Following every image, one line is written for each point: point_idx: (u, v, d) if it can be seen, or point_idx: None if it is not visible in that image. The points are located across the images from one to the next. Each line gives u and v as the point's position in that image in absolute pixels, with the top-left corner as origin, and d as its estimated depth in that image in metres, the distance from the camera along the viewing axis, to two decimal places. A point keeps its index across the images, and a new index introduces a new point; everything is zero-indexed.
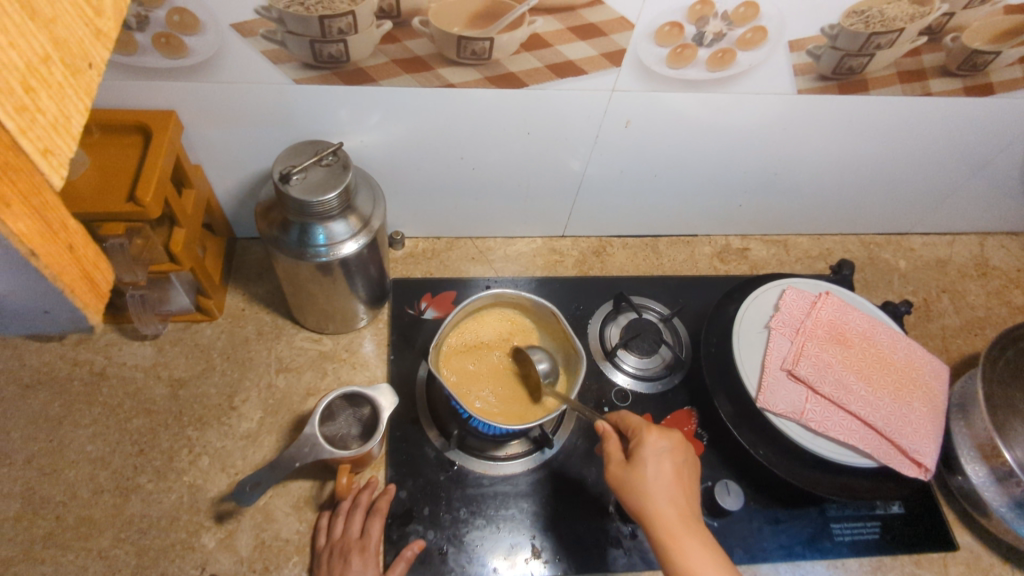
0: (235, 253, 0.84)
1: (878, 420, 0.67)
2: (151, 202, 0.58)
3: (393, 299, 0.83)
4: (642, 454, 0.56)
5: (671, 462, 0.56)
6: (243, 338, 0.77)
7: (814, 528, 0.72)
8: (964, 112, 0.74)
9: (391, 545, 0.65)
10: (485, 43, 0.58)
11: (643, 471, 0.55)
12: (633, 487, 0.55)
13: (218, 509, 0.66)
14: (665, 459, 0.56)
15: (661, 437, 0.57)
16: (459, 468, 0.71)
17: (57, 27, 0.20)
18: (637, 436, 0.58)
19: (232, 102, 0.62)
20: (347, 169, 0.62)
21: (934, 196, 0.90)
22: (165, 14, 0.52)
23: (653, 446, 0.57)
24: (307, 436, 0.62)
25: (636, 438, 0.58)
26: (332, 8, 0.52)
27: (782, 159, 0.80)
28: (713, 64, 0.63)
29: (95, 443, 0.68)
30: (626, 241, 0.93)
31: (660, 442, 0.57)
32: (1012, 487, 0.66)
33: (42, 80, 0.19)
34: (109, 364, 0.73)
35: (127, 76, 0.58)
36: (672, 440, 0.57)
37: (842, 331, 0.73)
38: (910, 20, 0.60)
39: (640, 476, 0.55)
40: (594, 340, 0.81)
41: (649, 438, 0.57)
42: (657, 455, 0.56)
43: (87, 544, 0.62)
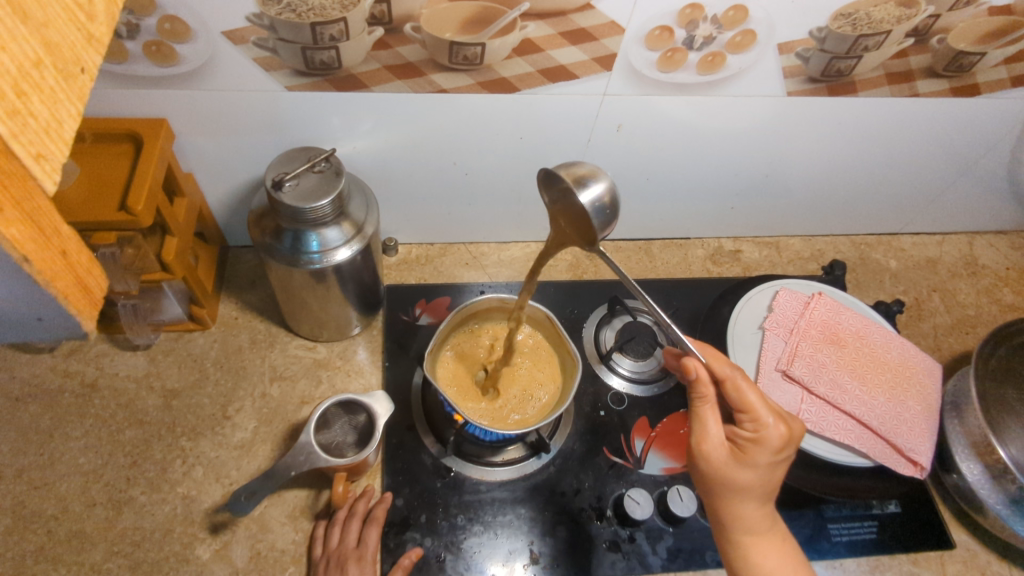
0: (227, 261, 0.84)
1: (873, 419, 0.67)
2: (143, 211, 0.58)
3: (387, 305, 0.82)
4: (755, 457, 0.53)
5: (782, 465, 0.54)
6: (237, 347, 0.77)
7: (812, 529, 0.72)
8: (951, 113, 0.74)
9: (389, 553, 0.65)
10: (476, 49, 0.58)
11: (748, 475, 0.53)
12: (731, 486, 0.53)
13: (213, 520, 0.65)
14: (779, 465, 0.54)
15: (784, 441, 0.53)
16: (455, 475, 0.70)
17: (49, 31, 0.19)
18: (761, 438, 0.53)
19: (224, 109, 0.62)
20: (340, 176, 0.62)
21: (923, 196, 0.91)
22: (156, 22, 0.52)
23: (773, 451, 0.53)
24: (303, 444, 0.62)
25: (757, 437, 0.53)
26: (323, 15, 0.52)
27: (774, 160, 0.81)
28: (703, 67, 0.63)
29: (87, 455, 0.67)
30: (619, 245, 0.94)
31: (780, 450, 0.53)
32: (1007, 484, 0.66)
33: (35, 85, 0.19)
34: (100, 375, 0.72)
35: (117, 85, 0.57)
36: (791, 447, 0.54)
37: (836, 331, 0.74)
38: (897, 22, 0.61)
39: (743, 480, 0.53)
40: (589, 344, 0.81)
41: (773, 446, 0.53)
42: (769, 463, 0.53)
43: (80, 558, 0.61)
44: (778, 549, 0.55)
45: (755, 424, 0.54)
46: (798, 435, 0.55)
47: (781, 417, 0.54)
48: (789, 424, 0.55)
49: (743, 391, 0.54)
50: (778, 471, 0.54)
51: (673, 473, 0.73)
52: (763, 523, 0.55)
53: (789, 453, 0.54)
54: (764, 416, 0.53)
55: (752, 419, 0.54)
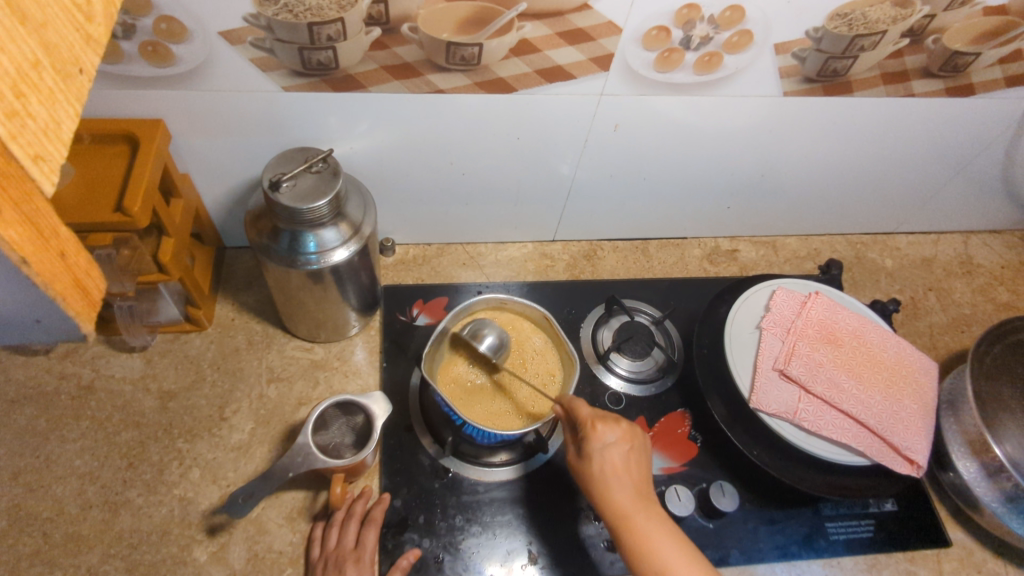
0: (224, 262, 0.83)
1: (870, 418, 0.67)
2: (139, 212, 0.58)
3: (385, 306, 0.82)
4: (588, 449, 0.58)
5: (618, 453, 0.57)
6: (233, 348, 0.76)
7: (809, 528, 0.72)
8: (945, 112, 0.75)
9: (387, 554, 0.65)
10: (473, 49, 0.58)
11: (591, 466, 0.57)
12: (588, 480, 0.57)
13: (211, 522, 0.65)
14: (611, 451, 0.57)
15: (606, 429, 0.58)
16: (453, 475, 0.70)
17: (47, 32, 0.19)
18: (583, 430, 0.59)
19: (220, 109, 0.62)
20: (337, 176, 0.61)
21: (917, 195, 0.92)
22: (152, 22, 0.52)
23: (597, 437, 0.58)
24: (301, 445, 0.61)
25: (582, 432, 0.59)
26: (321, 16, 0.52)
27: (769, 161, 0.81)
28: (700, 67, 0.63)
29: (84, 458, 0.67)
30: (616, 245, 0.94)
31: (603, 436, 0.58)
32: (1003, 482, 0.67)
33: (32, 86, 0.19)
34: (96, 377, 0.72)
35: (112, 86, 0.57)
36: (618, 433, 0.58)
37: (833, 331, 0.74)
38: (892, 22, 0.61)
39: (589, 472, 0.57)
40: (587, 344, 0.81)
41: (595, 433, 0.58)
42: (602, 449, 0.57)
43: (76, 561, 0.61)
44: (664, 535, 0.53)
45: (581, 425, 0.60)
46: (632, 428, 0.59)
47: (606, 416, 0.60)
48: (617, 420, 0.60)
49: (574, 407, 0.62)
50: (615, 456, 0.57)
51: (671, 472, 0.73)
52: (632, 506, 0.55)
53: (621, 442, 0.58)
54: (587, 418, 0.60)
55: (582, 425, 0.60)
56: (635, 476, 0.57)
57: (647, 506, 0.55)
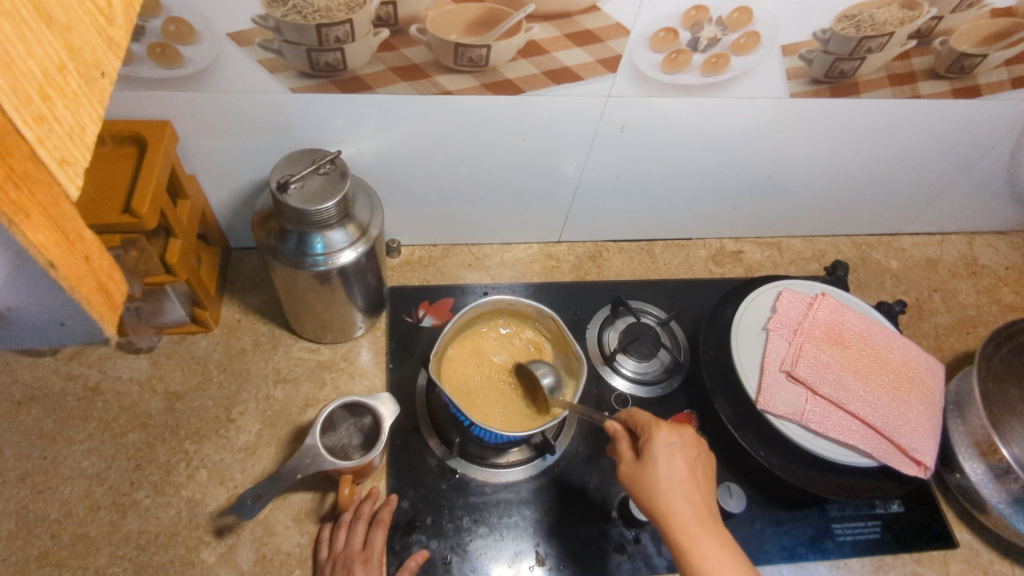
0: (230, 263, 0.83)
1: (876, 419, 0.67)
2: (148, 213, 0.58)
3: (391, 307, 0.82)
4: (652, 451, 0.56)
5: (683, 458, 0.55)
6: (240, 349, 0.76)
7: (816, 529, 0.72)
8: (952, 113, 0.75)
9: (394, 556, 0.65)
10: (482, 51, 0.58)
11: (654, 469, 0.55)
12: (646, 484, 0.55)
13: (218, 523, 0.65)
14: (677, 454, 0.55)
15: (673, 433, 0.57)
16: (460, 477, 0.70)
17: (72, 35, 0.19)
18: (646, 432, 0.57)
19: (228, 110, 0.62)
20: (345, 177, 0.61)
21: (923, 196, 0.92)
22: (161, 24, 0.52)
23: (666, 441, 0.56)
24: (308, 446, 0.62)
25: (646, 435, 0.57)
26: (330, 17, 0.52)
27: (775, 162, 0.81)
28: (707, 69, 0.63)
29: (91, 459, 0.67)
30: (621, 246, 0.94)
31: (669, 438, 0.56)
32: (1010, 483, 0.67)
33: (58, 89, 0.19)
34: (103, 378, 0.72)
35: (121, 87, 0.57)
36: (685, 437, 0.57)
37: (839, 332, 0.74)
38: (899, 24, 0.61)
39: (652, 475, 0.55)
40: (593, 345, 0.81)
41: (662, 436, 0.56)
42: (669, 453, 0.55)
43: (84, 562, 0.61)
44: (722, 546, 0.51)
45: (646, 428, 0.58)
46: (697, 437, 0.58)
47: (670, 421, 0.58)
48: (683, 426, 0.58)
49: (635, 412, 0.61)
50: (680, 459, 0.55)
51: None
52: (691, 515, 0.52)
53: (688, 447, 0.56)
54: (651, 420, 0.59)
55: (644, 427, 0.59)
56: (700, 486, 0.55)
57: (706, 515, 0.53)
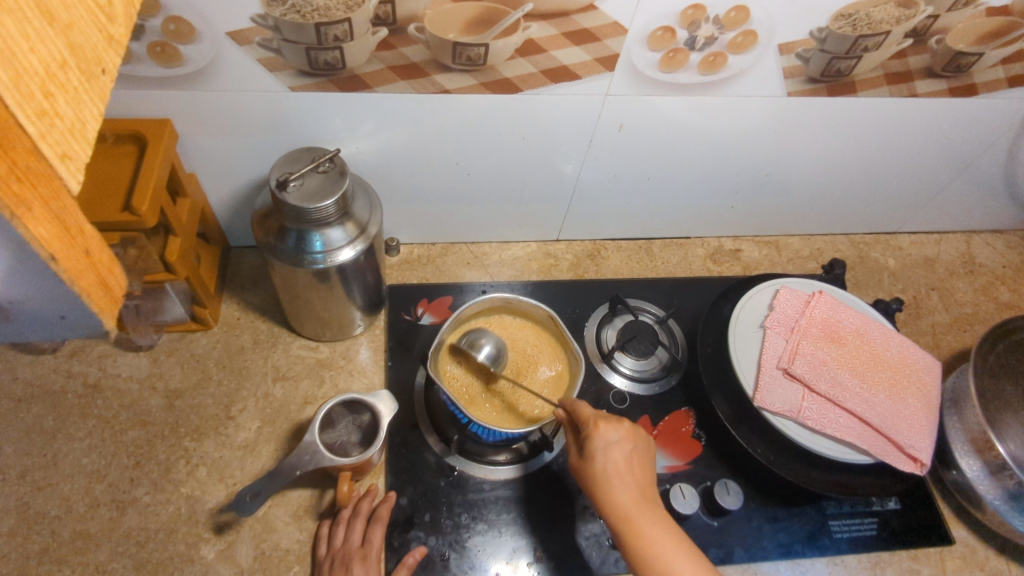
0: (229, 262, 0.84)
1: (873, 416, 0.68)
2: (147, 211, 0.58)
3: (390, 305, 0.83)
4: (590, 447, 0.58)
5: (620, 452, 0.58)
6: (239, 347, 0.77)
7: (813, 526, 0.72)
8: (949, 112, 0.75)
9: (393, 552, 0.65)
10: (480, 50, 0.58)
11: (593, 465, 0.57)
12: (589, 479, 0.57)
13: (217, 520, 0.65)
14: (614, 450, 0.58)
15: (609, 428, 0.59)
16: (459, 474, 0.71)
17: (73, 33, 0.20)
18: (585, 429, 0.59)
19: (227, 109, 0.62)
20: (344, 176, 0.62)
21: (920, 195, 0.92)
22: (161, 23, 0.52)
23: (602, 437, 0.58)
24: (307, 444, 0.62)
25: (584, 431, 0.60)
26: (329, 16, 0.53)
27: (772, 161, 0.81)
28: (704, 67, 0.64)
29: (91, 456, 0.67)
30: (620, 245, 0.94)
31: (605, 435, 0.58)
32: (1005, 479, 0.67)
33: (60, 86, 0.19)
34: (103, 376, 0.72)
35: (121, 86, 0.57)
36: (621, 432, 0.59)
37: (836, 329, 0.74)
38: (896, 23, 0.61)
39: (592, 471, 0.57)
40: (591, 344, 0.82)
41: (598, 432, 0.59)
42: (606, 448, 0.58)
43: (84, 559, 0.61)
44: (662, 531, 0.54)
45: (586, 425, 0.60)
46: (634, 429, 0.60)
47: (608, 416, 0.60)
48: (619, 420, 0.60)
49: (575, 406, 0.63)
50: (616, 455, 0.57)
51: (675, 471, 0.74)
52: (632, 506, 0.55)
53: (625, 440, 0.59)
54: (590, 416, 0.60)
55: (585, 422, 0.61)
56: (638, 476, 0.57)
57: (648, 505, 0.56)
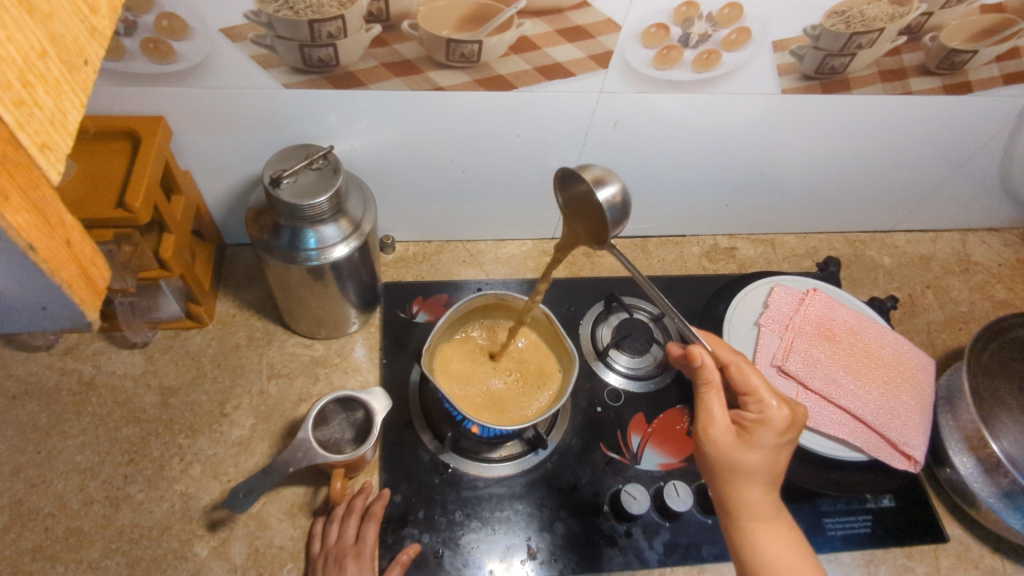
0: (224, 259, 0.83)
1: (867, 414, 0.68)
2: (140, 208, 0.58)
3: (385, 303, 0.83)
4: (760, 437, 0.54)
5: (785, 450, 0.55)
6: (234, 345, 0.77)
7: (807, 523, 0.72)
8: (943, 110, 0.75)
9: (387, 549, 0.65)
10: (473, 47, 0.58)
11: (756, 458, 0.53)
12: (734, 462, 0.54)
13: (211, 517, 0.65)
14: (784, 447, 0.54)
15: (788, 424, 0.55)
16: (453, 471, 0.71)
17: (54, 23, 0.20)
18: (766, 420, 0.54)
19: (221, 106, 0.62)
20: (338, 173, 0.62)
21: (916, 193, 0.92)
22: (154, 19, 0.52)
23: (777, 431, 0.54)
24: (301, 440, 0.62)
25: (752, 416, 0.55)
26: (321, 13, 0.53)
27: (768, 158, 0.81)
28: (699, 65, 0.64)
29: (85, 453, 0.67)
30: (615, 243, 0.94)
31: (784, 431, 0.54)
32: (999, 477, 0.67)
33: (39, 76, 0.19)
34: (98, 373, 0.72)
35: (114, 83, 0.57)
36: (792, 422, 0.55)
37: (830, 327, 0.74)
38: (890, 20, 0.62)
39: (750, 463, 0.53)
40: (586, 341, 0.82)
41: (775, 420, 0.54)
42: (773, 443, 0.54)
43: (78, 556, 0.61)
44: (781, 536, 0.54)
45: (761, 404, 0.55)
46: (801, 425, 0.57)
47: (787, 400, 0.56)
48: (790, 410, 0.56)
49: (747, 375, 0.56)
50: (784, 454, 0.55)
51: (670, 469, 0.74)
52: (768, 504, 0.54)
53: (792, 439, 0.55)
54: (768, 397, 0.55)
55: (757, 401, 0.55)
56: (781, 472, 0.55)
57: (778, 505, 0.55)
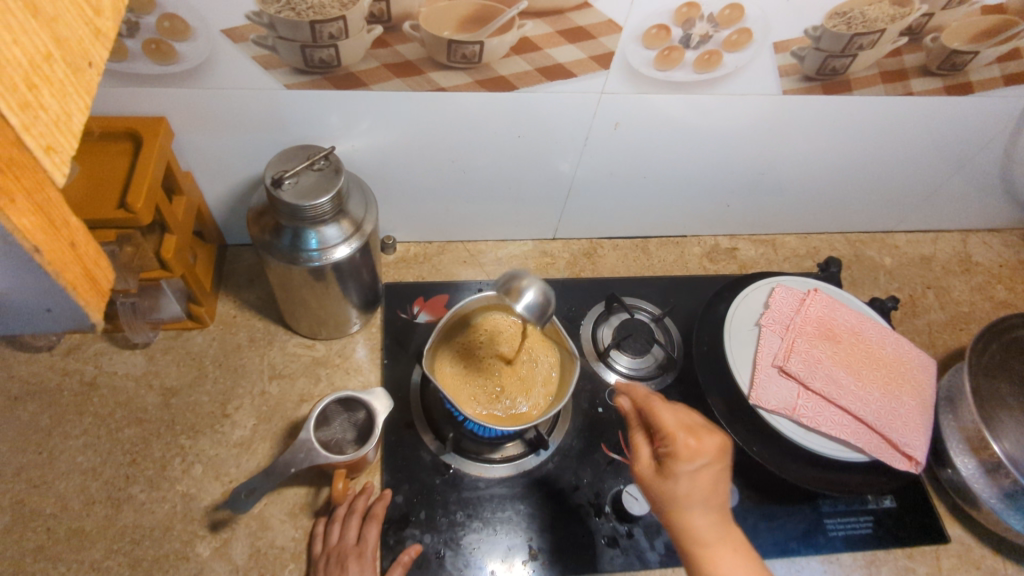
0: (226, 260, 0.84)
1: (868, 414, 0.68)
2: (142, 208, 0.58)
3: (386, 304, 0.83)
4: (674, 467, 0.52)
5: (709, 475, 0.51)
6: (236, 345, 0.77)
7: (808, 524, 0.72)
8: (944, 111, 0.75)
9: (388, 550, 0.65)
10: (474, 47, 0.58)
11: (674, 488, 0.51)
12: (661, 494, 0.52)
13: (213, 518, 0.65)
14: (702, 474, 0.51)
15: (700, 449, 0.52)
16: (454, 472, 0.71)
17: (58, 26, 0.20)
18: (673, 448, 0.52)
19: (222, 107, 0.62)
20: (339, 174, 0.62)
21: (916, 193, 0.92)
22: (156, 20, 0.52)
23: (688, 459, 0.52)
24: (303, 441, 0.62)
25: (668, 448, 0.53)
26: (323, 13, 0.53)
27: (769, 159, 0.81)
28: (700, 65, 0.64)
29: (86, 454, 0.67)
30: (616, 243, 0.94)
31: (695, 456, 0.51)
32: (1001, 478, 0.67)
33: (44, 78, 0.19)
34: (99, 373, 0.72)
35: (115, 83, 0.57)
36: (710, 450, 0.52)
37: (831, 327, 0.74)
38: (891, 21, 0.62)
39: (671, 494, 0.51)
40: (587, 342, 0.82)
41: (685, 450, 0.52)
42: (690, 468, 0.51)
43: (80, 556, 0.61)
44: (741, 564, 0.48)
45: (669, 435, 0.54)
46: (724, 445, 0.53)
47: (697, 429, 0.53)
48: (709, 434, 0.53)
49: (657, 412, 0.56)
50: (706, 480, 0.51)
51: None
52: (721, 534, 0.50)
53: (712, 462, 0.52)
54: (673, 429, 0.54)
55: (666, 436, 0.54)
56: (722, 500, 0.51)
57: (728, 529, 0.50)
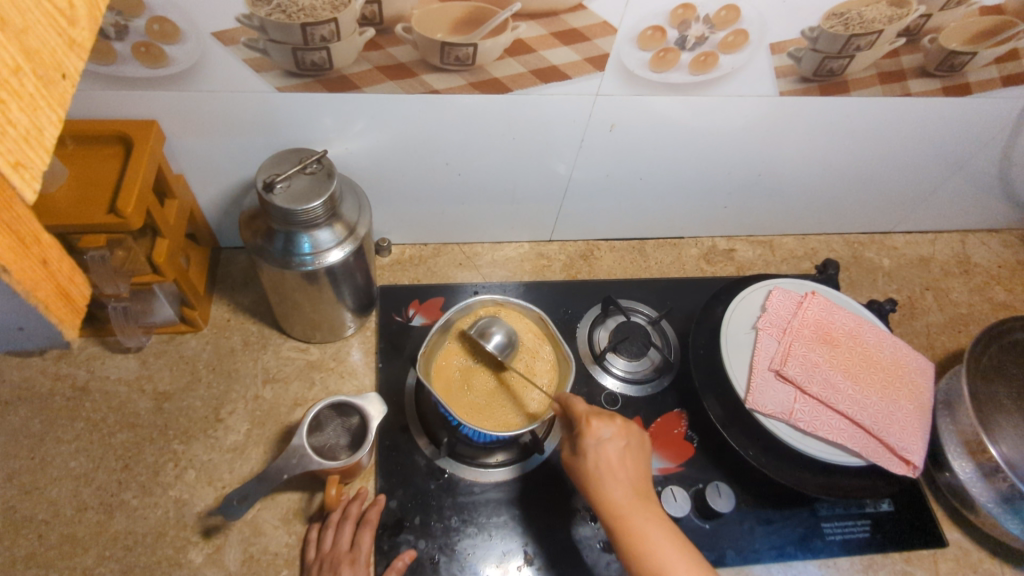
0: (219, 263, 0.83)
1: (865, 418, 0.67)
2: (132, 213, 0.57)
3: (381, 307, 0.82)
4: (582, 445, 0.56)
5: (614, 449, 0.56)
6: (229, 349, 0.76)
7: (805, 528, 0.72)
8: (942, 112, 0.75)
9: (382, 555, 0.65)
10: (468, 50, 0.58)
11: (584, 464, 0.56)
12: (579, 473, 0.56)
13: (206, 523, 0.65)
14: (607, 447, 0.56)
15: (602, 425, 0.57)
16: (449, 476, 0.70)
17: (28, 37, 0.19)
18: (578, 427, 0.58)
19: (214, 110, 0.61)
20: (332, 177, 0.61)
21: (915, 194, 0.92)
22: (145, 23, 0.52)
23: (593, 435, 0.56)
24: (295, 447, 0.61)
25: (577, 429, 0.58)
26: (314, 16, 0.52)
27: (766, 160, 0.81)
28: (696, 67, 0.63)
29: (78, 459, 0.66)
30: (613, 244, 0.94)
31: (597, 432, 0.56)
32: (998, 481, 0.67)
33: (13, 92, 0.18)
34: (92, 378, 0.72)
35: (105, 86, 0.57)
36: (613, 428, 0.57)
37: (828, 331, 0.74)
38: (888, 22, 0.61)
39: (584, 469, 0.56)
40: (583, 344, 0.81)
41: (590, 429, 0.57)
42: (597, 444, 0.56)
43: (71, 563, 0.61)
44: (659, 530, 0.52)
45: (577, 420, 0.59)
46: (627, 423, 0.58)
47: (600, 412, 0.58)
48: (614, 416, 0.58)
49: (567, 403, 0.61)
50: (610, 453, 0.55)
51: (668, 473, 0.73)
52: (633, 500, 0.53)
53: (618, 437, 0.56)
54: (580, 414, 0.59)
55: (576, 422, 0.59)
56: (632, 472, 0.55)
57: (641, 500, 0.53)
